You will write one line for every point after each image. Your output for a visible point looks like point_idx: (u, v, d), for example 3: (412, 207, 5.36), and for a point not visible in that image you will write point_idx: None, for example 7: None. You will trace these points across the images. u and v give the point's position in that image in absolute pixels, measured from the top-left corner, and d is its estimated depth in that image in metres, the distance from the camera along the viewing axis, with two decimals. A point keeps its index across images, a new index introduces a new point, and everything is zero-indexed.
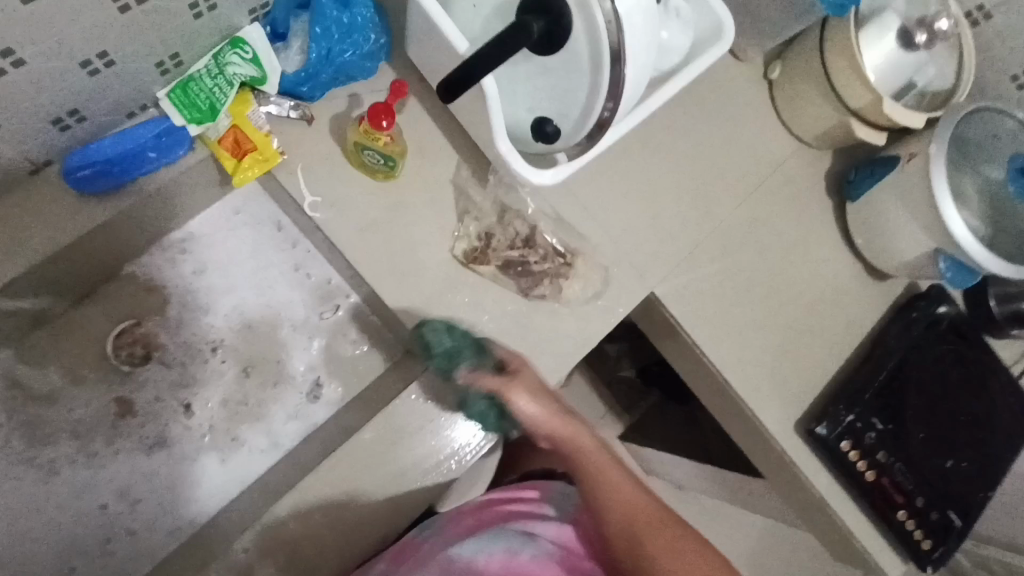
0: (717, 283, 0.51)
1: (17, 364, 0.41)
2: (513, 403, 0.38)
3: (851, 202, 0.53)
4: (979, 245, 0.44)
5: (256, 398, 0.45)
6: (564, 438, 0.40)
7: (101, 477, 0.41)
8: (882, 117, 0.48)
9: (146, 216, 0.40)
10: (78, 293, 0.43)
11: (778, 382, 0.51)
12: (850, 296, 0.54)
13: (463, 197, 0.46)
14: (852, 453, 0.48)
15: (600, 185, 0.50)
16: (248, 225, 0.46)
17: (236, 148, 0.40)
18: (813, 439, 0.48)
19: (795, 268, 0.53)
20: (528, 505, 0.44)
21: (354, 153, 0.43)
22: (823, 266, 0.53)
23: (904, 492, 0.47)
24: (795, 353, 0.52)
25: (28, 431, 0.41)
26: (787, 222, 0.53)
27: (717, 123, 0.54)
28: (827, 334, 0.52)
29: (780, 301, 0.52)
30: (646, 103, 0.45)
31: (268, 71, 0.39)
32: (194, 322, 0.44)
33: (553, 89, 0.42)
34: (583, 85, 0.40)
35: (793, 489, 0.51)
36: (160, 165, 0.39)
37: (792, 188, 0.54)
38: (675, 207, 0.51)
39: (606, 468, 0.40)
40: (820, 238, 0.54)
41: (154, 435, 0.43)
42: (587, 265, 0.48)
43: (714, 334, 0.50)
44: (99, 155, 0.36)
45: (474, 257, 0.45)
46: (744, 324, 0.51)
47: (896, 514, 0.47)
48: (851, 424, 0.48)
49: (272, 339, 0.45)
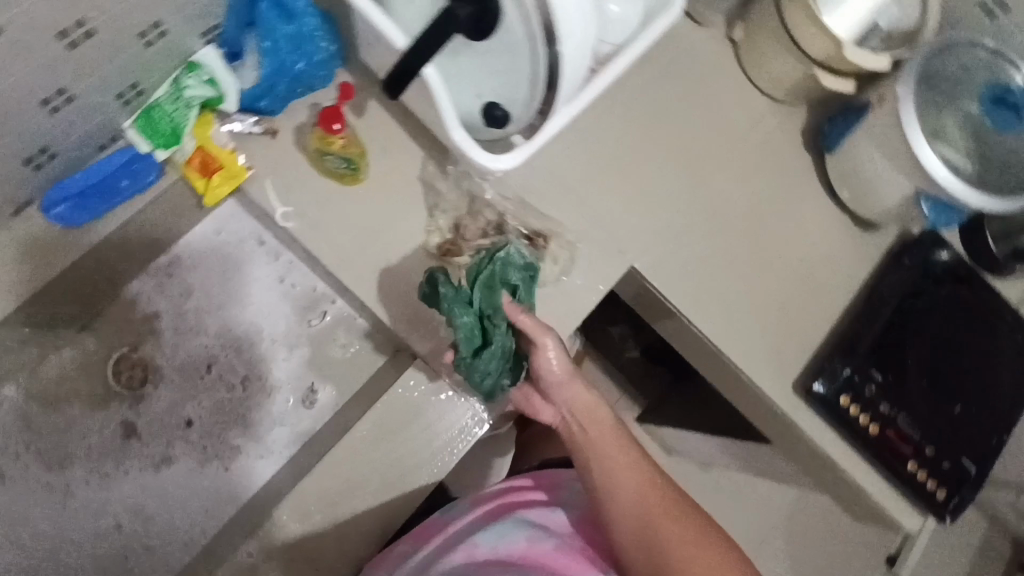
0: (702, 252, 0.48)
1: (28, 397, 0.45)
2: (540, 350, 0.39)
3: (829, 154, 0.50)
4: (965, 185, 0.41)
5: (250, 409, 0.48)
6: (581, 405, 0.40)
7: (116, 497, 0.45)
8: (848, 65, 0.44)
9: (128, 244, 0.44)
10: (75, 326, 0.47)
11: (774, 352, 0.48)
12: (839, 250, 0.51)
13: (432, 191, 0.45)
14: (852, 408, 0.46)
15: (566, 163, 0.47)
16: (230, 243, 0.49)
17: (205, 168, 0.42)
18: (812, 398, 0.47)
19: (781, 229, 0.50)
20: (544, 495, 0.43)
21: (317, 160, 0.43)
22: (810, 223, 0.51)
23: (912, 442, 0.46)
24: (788, 321, 0.49)
25: (44, 458, 0.45)
26: (769, 181, 0.51)
27: (685, 84, 0.50)
28: (820, 295, 0.50)
29: (768, 266, 0.50)
30: (596, 80, 0.40)
31: (224, 90, 0.42)
32: (190, 343, 0.48)
33: (497, 72, 0.38)
34: (525, 68, 0.37)
35: (801, 451, 0.50)
36: (134, 192, 0.42)
37: (773, 146, 0.51)
38: (650, 175, 0.49)
39: (622, 443, 0.39)
40: (805, 194, 0.51)
41: (159, 452, 0.46)
42: (560, 244, 0.46)
43: (703, 307, 0.48)
44: (74, 188, 0.41)
45: (446, 249, 0.44)
46: (730, 295, 0.48)
47: (905, 466, 0.46)
48: (849, 378, 0.46)
49: (261, 351, 0.49)
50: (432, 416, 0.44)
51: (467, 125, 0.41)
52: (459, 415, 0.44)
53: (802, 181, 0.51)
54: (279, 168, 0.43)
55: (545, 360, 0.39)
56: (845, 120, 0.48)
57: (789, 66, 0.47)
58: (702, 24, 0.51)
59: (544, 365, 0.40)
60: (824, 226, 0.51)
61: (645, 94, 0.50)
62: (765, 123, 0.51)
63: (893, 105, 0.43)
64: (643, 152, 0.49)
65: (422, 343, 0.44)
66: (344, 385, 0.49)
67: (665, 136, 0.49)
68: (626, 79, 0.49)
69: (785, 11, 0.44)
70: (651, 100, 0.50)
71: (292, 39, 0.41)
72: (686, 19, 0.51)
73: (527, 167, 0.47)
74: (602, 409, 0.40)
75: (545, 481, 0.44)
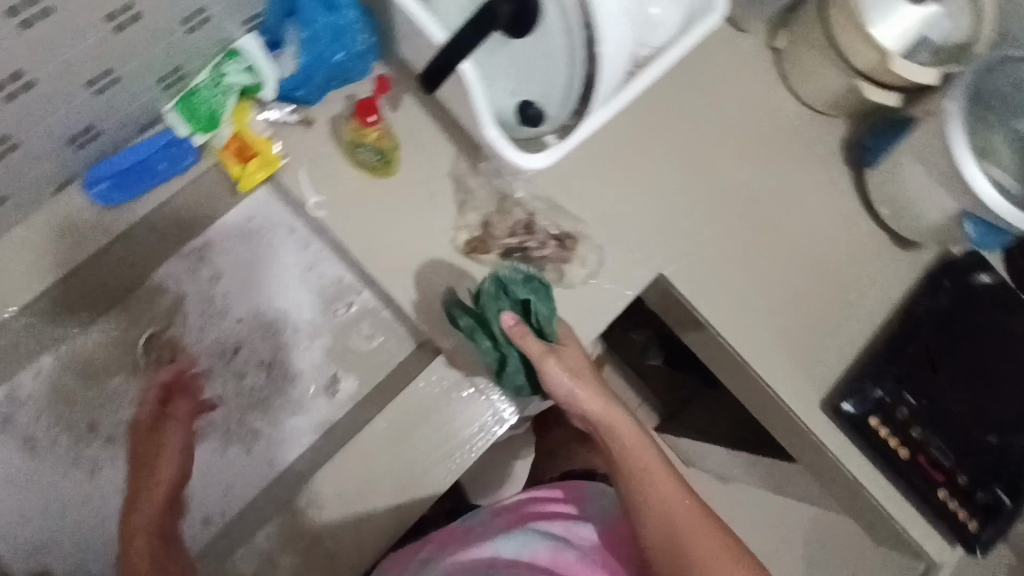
0: (733, 262, 0.48)
1: (61, 371, 0.46)
2: (548, 374, 0.39)
3: (869, 169, 0.48)
4: (1012, 205, 0.39)
5: (272, 394, 0.48)
6: (600, 420, 0.40)
7: None
8: (894, 77, 0.43)
9: (163, 226, 0.45)
10: (108, 304, 0.48)
11: (802, 369, 0.47)
12: (877, 266, 0.49)
13: (462, 187, 0.45)
14: (882, 429, 0.45)
15: (598, 166, 0.47)
16: (262, 230, 0.49)
17: (241, 154, 0.43)
18: (840, 417, 0.46)
19: (816, 243, 0.49)
20: (567, 505, 0.43)
21: (349, 151, 0.44)
22: (847, 237, 0.49)
23: (943, 469, 0.45)
24: (818, 337, 0.48)
25: (73, 431, 0.46)
26: (807, 192, 0.49)
27: (724, 90, 0.50)
28: (853, 312, 0.49)
29: (800, 280, 0.48)
30: (632, 84, 0.39)
31: (264, 79, 0.42)
32: (217, 326, 0.49)
33: (533, 71, 0.38)
34: (562, 69, 0.36)
35: (826, 471, 0.49)
36: (171, 175, 0.43)
37: (812, 158, 0.50)
38: (684, 182, 0.48)
39: (647, 457, 0.39)
40: (844, 208, 0.50)
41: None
42: (588, 247, 0.46)
43: (730, 318, 0.47)
44: (115, 168, 0.42)
45: (474, 246, 0.45)
46: (760, 308, 0.47)
47: (936, 493, 0.45)
48: (880, 399, 0.46)
49: (287, 337, 0.49)
50: (451, 412, 0.44)
51: (503, 122, 0.40)
52: (478, 413, 0.45)
53: (838, 195, 0.50)
54: (314, 159, 0.44)
55: (553, 382, 0.39)
56: (894, 135, 0.46)
57: (832, 77, 0.46)
58: (744, 31, 0.51)
59: (554, 388, 0.39)
60: (859, 242, 0.50)
61: (682, 101, 0.49)
62: (803, 134, 0.50)
63: (938, 120, 0.41)
64: (676, 159, 0.48)
65: (444, 339, 0.44)
66: (365, 376, 0.49)
67: (700, 143, 0.49)
68: (662, 84, 0.49)
69: (830, 20, 0.43)
70: (687, 106, 0.49)
71: (331, 28, 0.41)
72: (726, 26, 0.51)
73: (558, 168, 0.46)
74: (625, 423, 0.40)
75: (571, 492, 0.45)
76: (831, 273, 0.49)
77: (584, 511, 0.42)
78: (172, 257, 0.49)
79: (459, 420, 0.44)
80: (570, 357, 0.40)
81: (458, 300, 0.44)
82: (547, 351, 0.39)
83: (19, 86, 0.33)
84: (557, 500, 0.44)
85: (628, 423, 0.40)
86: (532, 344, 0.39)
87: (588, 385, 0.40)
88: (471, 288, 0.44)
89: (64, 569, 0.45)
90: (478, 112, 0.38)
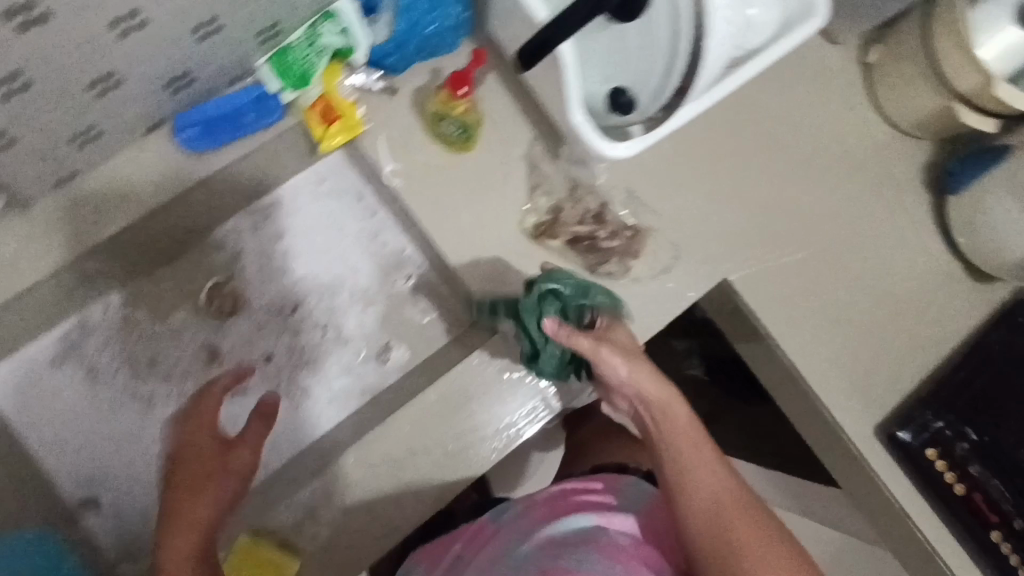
0: (800, 275, 0.47)
1: (127, 308, 0.48)
2: (604, 361, 0.38)
3: (952, 196, 0.46)
4: None
5: (325, 356, 0.49)
6: (655, 405, 0.38)
7: None
8: (993, 102, 0.42)
9: (240, 178, 0.46)
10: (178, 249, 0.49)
11: (859, 391, 0.46)
12: (948, 298, 0.48)
13: (536, 171, 0.46)
14: (938, 462, 0.44)
15: (673, 163, 0.47)
16: (331, 193, 0.50)
17: (325, 116, 0.44)
18: (894, 446, 0.45)
19: (888, 265, 0.48)
20: (602, 496, 0.42)
21: (431, 123, 0.44)
22: (920, 264, 0.48)
23: (999, 511, 0.44)
24: (879, 361, 0.47)
25: (132, 367, 0.47)
26: (884, 211, 0.48)
27: (809, 101, 0.49)
28: (918, 341, 0.47)
29: (868, 302, 0.47)
30: (727, 79, 0.38)
31: (357, 43, 0.42)
32: (277, 282, 0.50)
33: (630, 58, 0.39)
34: (660, 55, 0.38)
35: (871, 498, 0.48)
36: (257, 128, 0.44)
37: (893, 179, 0.49)
38: (758, 190, 0.47)
39: (703, 444, 0.37)
40: (921, 235, 0.48)
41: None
42: (656, 244, 0.45)
43: (792, 331, 0.46)
44: (203, 115, 0.43)
45: (542, 230, 0.45)
46: (822, 324, 0.47)
47: (987, 534, 0.44)
48: (940, 432, 0.45)
49: (343, 302, 0.50)
50: (500, 391, 0.44)
51: (591, 112, 0.41)
52: (527, 396, 0.45)
53: (916, 219, 0.48)
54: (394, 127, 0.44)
55: (607, 368, 0.38)
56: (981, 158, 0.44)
57: (927, 97, 0.45)
58: (836, 43, 0.50)
59: (611, 375, 0.38)
60: (934, 269, 0.48)
61: (764, 108, 0.48)
62: (885, 154, 0.49)
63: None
64: (752, 165, 0.47)
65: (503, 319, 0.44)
66: (417, 348, 0.49)
67: (778, 152, 0.48)
68: (746, 89, 0.48)
69: (934, 37, 0.42)
70: (770, 113, 0.48)
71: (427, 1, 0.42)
72: (819, 36, 0.49)
73: (633, 162, 0.46)
74: (680, 406, 0.38)
75: (606, 484, 0.43)
76: (900, 298, 0.48)
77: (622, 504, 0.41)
78: (240, 212, 0.50)
79: (507, 400, 0.45)
80: (623, 343, 0.39)
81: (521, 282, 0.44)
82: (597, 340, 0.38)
83: (132, 22, 0.34)
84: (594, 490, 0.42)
85: (683, 409, 0.38)
86: (579, 338, 0.38)
87: (644, 369, 0.38)
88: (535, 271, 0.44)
89: (111, 500, 0.46)
90: (568, 92, 0.38)
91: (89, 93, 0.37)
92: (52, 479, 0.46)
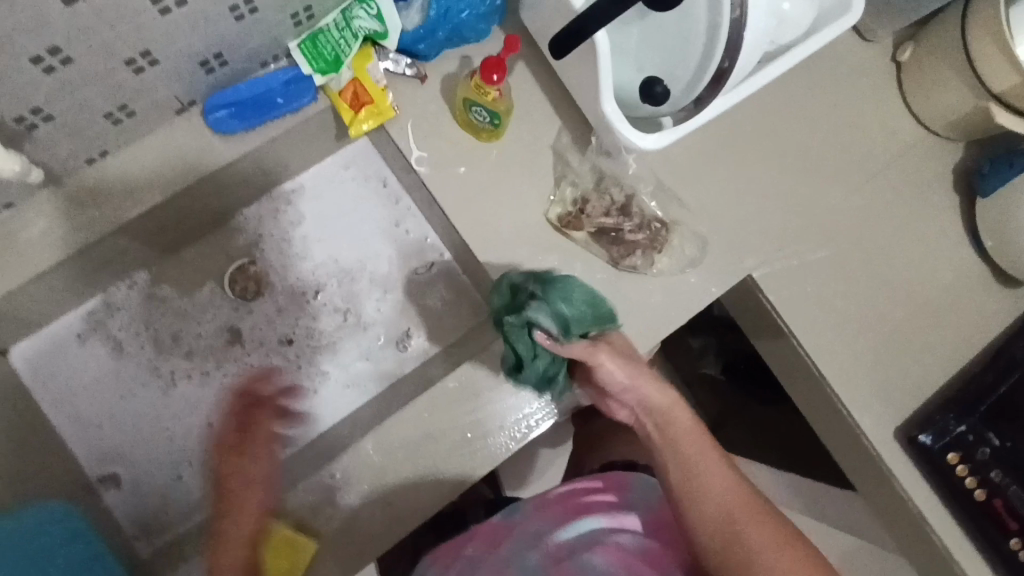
0: (827, 274, 0.46)
1: (152, 285, 0.48)
2: (602, 364, 0.38)
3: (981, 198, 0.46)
4: None
5: (345, 341, 0.49)
6: (657, 408, 0.39)
7: (211, 395, 0.48)
8: None
9: (267, 161, 0.46)
10: (203, 230, 0.49)
11: (882, 393, 0.46)
12: (975, 303, 0.48)
13: (562, 161, 0.45)
14: (958, 465, 0.44)
15: (701, 157, 0.46)
16: (356, 180, 0.51)
17: (354, 101, 0.44)
18: (913, 447, 0.45)
19: (916, 268, 0.47)
20: (611, 497, 0.42)
21: (461, 110, 0.44)
22: (948, 269, 0.48)
23: (1021, 519, 0.43)
24: (903, 365, 0.46)
25: (156, 343, 0.48)
26: (912, 212, 0.48)
27: (840, 99, 0.48)
28: (943, 345, 0.47)
29: (894, 303, 0.47)
30: (766, 72, 0.37)
31: (389, 28, 0.42)
32: (299, 267, 0.50)
33: (667, 49, 0.39)
34: (699, 46, 0.38)
35: (888, 502, 0.48)
36: (287, 111, 0.44)
37: (923, 181, 0.48)
38: (786, 187, 0.47)
39: (707, 444, 0.37)
40: (950, 238, 0.48)
41: (256, 364, 0.49)
42: (681, 237, 0.45)
43: (815, 330, 0.46)
44: (235, 97, 0.43)
45: (568, 221, 0.44)
46: (846, 323, 0.46)
47: (1007, 542, 0.43)
48: (961, 436, 0.44)
49: (365, 288, 0.50)
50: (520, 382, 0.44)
51: (624, 99, 0.41)
52: None
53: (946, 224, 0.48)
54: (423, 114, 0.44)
55: (606, 372, 0.38)
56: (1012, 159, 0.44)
57: (962, 97, 0.44)
58: (868, 40, 0.49)
59: (610, 378, 0.38)
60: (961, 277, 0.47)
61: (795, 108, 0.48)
62: (917, 154, 0.48)
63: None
64: (780, 162, 0.47)
65: None
66: (436, 336, 0.49)
67: (807, 150, 0.47)
68: (777, 86, 0.48)
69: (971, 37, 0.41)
70: (800, 109, 0.48)
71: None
72: (852, 34, 0.49)
73: (660, 156, 0.46)
74: (683, 408, 0.39)
75: (614, 481, 0.43)
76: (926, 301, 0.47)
77: (632, 504, 0.41)
78: (265, 196, 0.50)
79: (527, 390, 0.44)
80: (620, 347, 0.39)
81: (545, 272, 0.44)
82: (596, 342, 0.38)
83: None
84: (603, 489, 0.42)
85: (683, 412, 0.39)
86: (575, 341, 0.38)
87: (642, 373, 0.39)
88: (559, 261, 0.44)
89: (131, 476, 0.47)
90: (602, 82, 0.38)
91: (126, 69, 0.37)
92: (74, 452, 0.46)
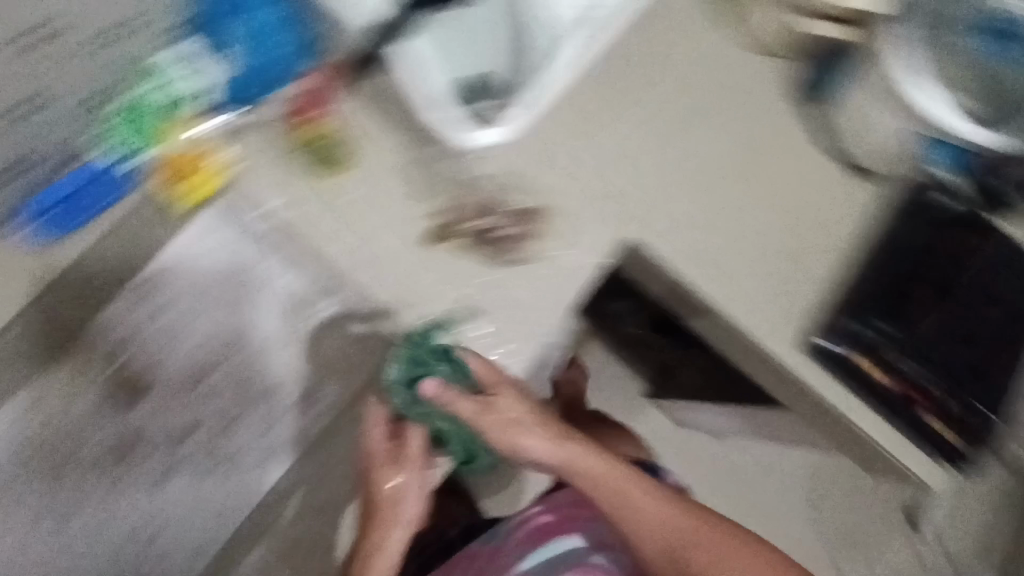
0: (693, 208, 0.47)
1: (15, 418, 0.45)
2: (492, 428, 0.39)
3: (823, 104, 0.49)
4: (959, 118, 0.45)
5: (236, 424, 0.47)
6: (564, 462, 0.41)
7: (118, 515, 0.47)
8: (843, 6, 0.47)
9: (99, 262, 0.44)
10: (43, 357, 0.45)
11: (781, 303, 0.47)
12: (842, 200, 0.48)
13: (411, 178, 0.45)
14: (858, 357, 0.45)
15: (544, 127, 0.46)
16: (203, 254, 0.45)
17: (181, 174, 0.43)
18: (813, 350, 0.46)
19: (780, 177, 0.48)
20: (573, 523, 0.50)
21: (299, 157, 0.44)
22: (809, 174, 0.48)
23: (925, 391, 0.45)
24: (796, 272, 0.47)
25: (45, 478, 0.46)
26: (757, 125, 0.49)
27: (673, 39, 0.49)
28: (819, 243, 0.48)
29: (767, 214, 0.48)
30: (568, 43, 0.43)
31: (200, 82, 0.43)
32: (170, 365, 0.46)
33: (472, 46, 0.47)
34: (500, 41, 0.48)
35: (811, 406, 0.49)
36: (110, 199, 0.42)
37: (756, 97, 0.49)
38: (630, 138, 0.48)
39: (622, 478, 0.41)
40: (800, 143, 0.49)
41: (158, 468, 0.47)
42: (547, 218, 0.46)
43: (697, 263, 0.47)
44: (55, 197, 0.41)
45: (442, 234, 0.44)
46: (725, 247, 0.47)
47: (922, 415, 0.45)
48: (852, 328, 0.45)
49: (248, 365, 0.46)
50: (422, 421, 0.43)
51: (459, 95, 0.46)
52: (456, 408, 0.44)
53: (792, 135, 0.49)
54: (258, 174, 0.44)
55: (494, 432, 0.40)
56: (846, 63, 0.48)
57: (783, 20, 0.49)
58: None
59: (499, 441, 0.40)
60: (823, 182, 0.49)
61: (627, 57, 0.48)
62: (751, 69, 0.49)
63: (881, 52, 0.46)
64: (630, 114, 0.48)
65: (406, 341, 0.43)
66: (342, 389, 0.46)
67: (640, 98, 0.48)
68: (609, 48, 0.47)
69: None
70: (632, 59, 0.48)
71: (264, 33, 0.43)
72: None
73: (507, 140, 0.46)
74: (587, 458, 0.41)
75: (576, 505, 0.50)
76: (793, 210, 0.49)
77: (590, 532, 0.49)
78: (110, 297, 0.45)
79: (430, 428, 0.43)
80: (509, 407, 0.40)
81: (423, 294, 0.43)
82: (483, 407, 0.40)
83: None
84: (568, 521, 0.50)
85: (590, 458, 0.41)
86: (462, 402, 0.40)
87: (534, 430, 0.40)
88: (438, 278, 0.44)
89: None
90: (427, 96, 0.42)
91: None
92: None
